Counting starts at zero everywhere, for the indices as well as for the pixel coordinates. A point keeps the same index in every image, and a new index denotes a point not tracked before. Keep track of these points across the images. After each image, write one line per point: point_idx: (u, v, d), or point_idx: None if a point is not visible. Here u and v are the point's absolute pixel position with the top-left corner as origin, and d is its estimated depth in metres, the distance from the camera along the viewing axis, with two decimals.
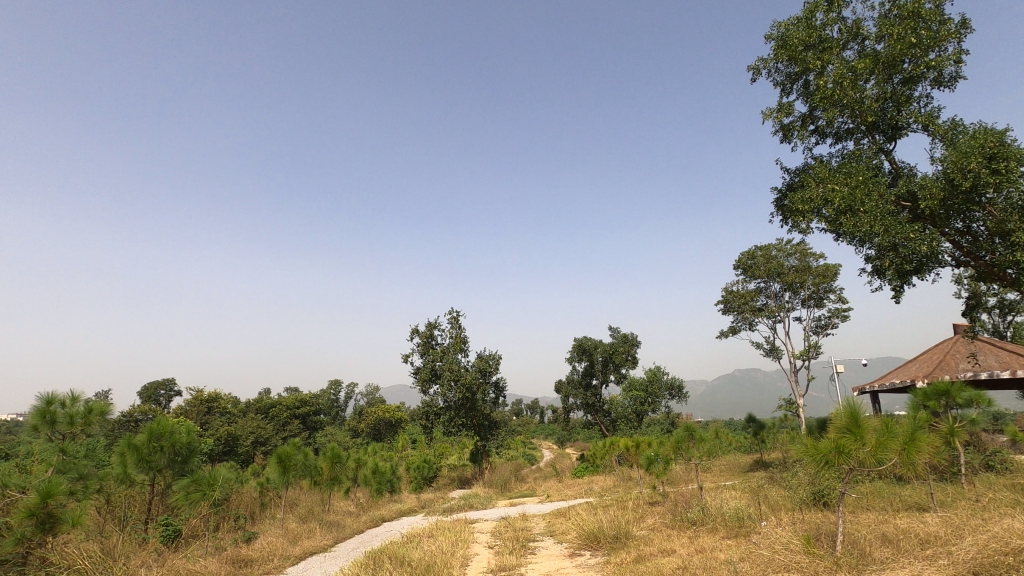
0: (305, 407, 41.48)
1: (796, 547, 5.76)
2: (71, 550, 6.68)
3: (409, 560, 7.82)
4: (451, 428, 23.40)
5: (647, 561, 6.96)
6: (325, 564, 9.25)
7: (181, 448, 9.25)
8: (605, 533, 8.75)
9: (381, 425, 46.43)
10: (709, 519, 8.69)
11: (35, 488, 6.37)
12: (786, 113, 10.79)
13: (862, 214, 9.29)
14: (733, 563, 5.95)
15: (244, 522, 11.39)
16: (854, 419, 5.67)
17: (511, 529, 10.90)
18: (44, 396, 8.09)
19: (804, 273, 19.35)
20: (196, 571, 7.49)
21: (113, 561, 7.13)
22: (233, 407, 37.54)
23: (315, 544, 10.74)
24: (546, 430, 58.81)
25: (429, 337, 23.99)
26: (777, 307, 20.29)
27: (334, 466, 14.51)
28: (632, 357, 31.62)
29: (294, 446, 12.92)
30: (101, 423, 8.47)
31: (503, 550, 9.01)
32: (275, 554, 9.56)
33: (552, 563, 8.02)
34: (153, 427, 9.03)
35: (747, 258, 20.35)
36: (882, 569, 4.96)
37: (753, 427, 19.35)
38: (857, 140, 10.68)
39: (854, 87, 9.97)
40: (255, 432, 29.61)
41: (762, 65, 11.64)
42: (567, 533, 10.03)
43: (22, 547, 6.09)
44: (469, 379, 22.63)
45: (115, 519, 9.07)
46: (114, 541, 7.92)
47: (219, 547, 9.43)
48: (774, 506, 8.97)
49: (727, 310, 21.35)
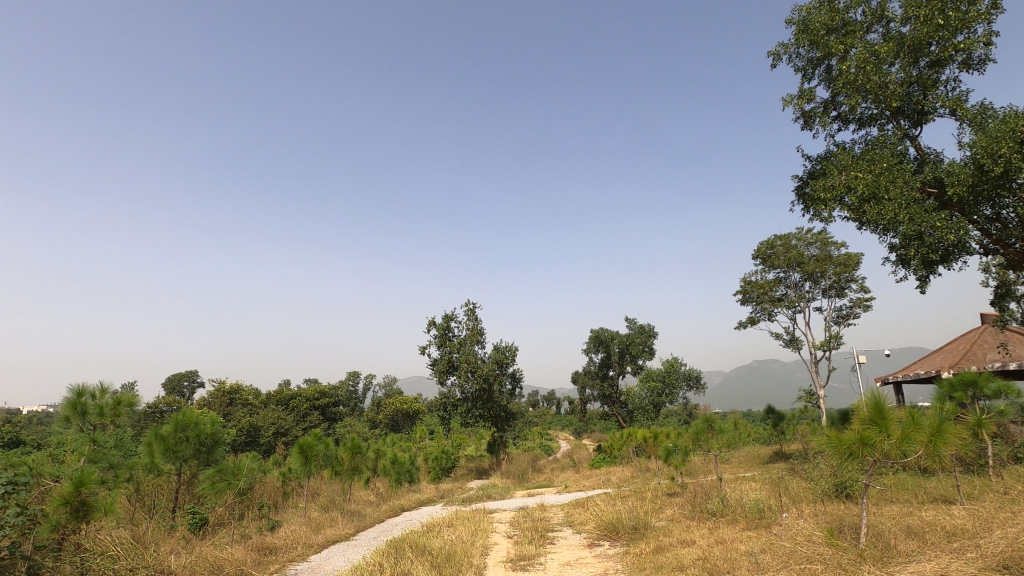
0: (324, 399, 42.00)
1: (819, 539, 5.72)
2: (103, 537, 6.89)
3: (430, 549, 7.92)
4: (469, 418, 23.54)
5: (666, 552, 6.97)
6: (348, 553, 9.41)
7: (206, 438, 9.44)
8: (624, 524, 8.77)
9: (399, 416, 46.93)
10: (729, 511, 8.64)
11: (68, 477, 6.58)
12: (807, 99, 10.57)
13: (886, 202, 9.09)
14: (754, 554, 5.94)
15: (267, 511, 11.63)
16: (879, 411, 5.62)
17: (529, 520, 10.94)
18: (75, 389, 8.33)
19: (825, 262, 19.02)
20: (224, 559, 7.63)
21: (144, 547, 7.32)
22: (255, 399, 38.16)
23: (337, 533, 10.93)
24: (562, 421, 58.77)
25: (446, 328, 24.16)
26: (797, 297, 19.99)
27: (354, 457, 14.71)
28: (648, 348, 31.56)
29: (315, 437, 13.12)
30: (129, 414, 8.71)
31: (522, 540, 9.09)
32: (298, 542, 9.76)
33: (571, 553, 8.07)
34: (178, 418, 9.22)
35: (767, 248, 20.11)
36: (908, 561, 4.91)
37: (772, 418, 19.17)
38: (881, 126, 10.45)
39: (878, 72, 9.74)
40: (276, 423, 30.14)
41: (782, 50, 11.39)
42: (586, 523, 10.06)
43: (58, 533, 6.30)
44: (486, 370, 22.72)
45: (143, 506, 9.32)
46: (144, 529, 8.13)
47: (245, 535, 9.68)
48: (795, 498, 8.93)
49: (746, 300, 21.10)
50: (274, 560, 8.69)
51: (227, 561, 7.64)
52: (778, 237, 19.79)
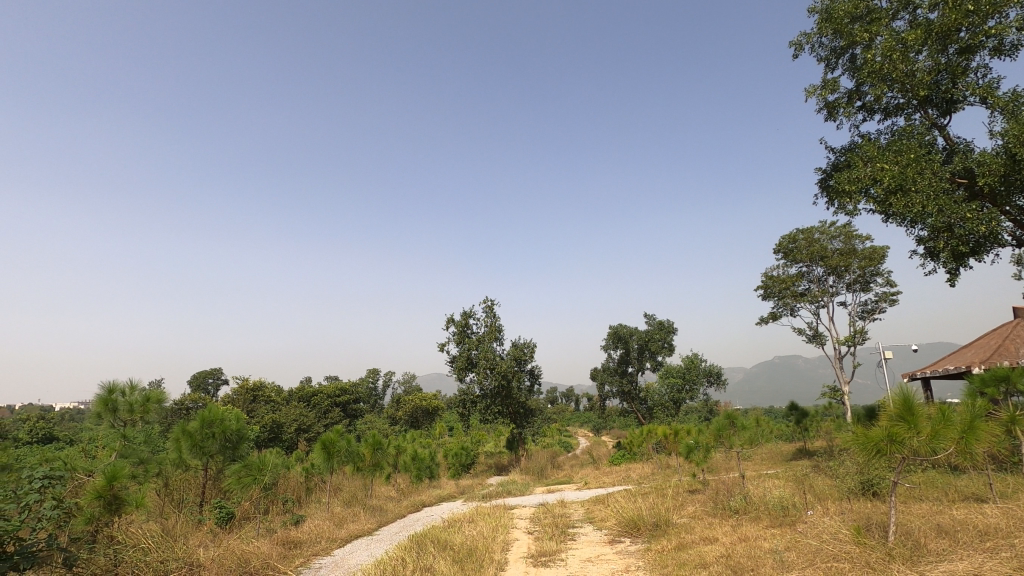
0: (345, 396, 42.42)
1: (846, 537, 5.62)
2: (135, 530, 7.07)
3: (452, 544, 7.98)
4: (488, 415, 23.63)
5: (689, 549, 6.93)
6: (370, 547, 9.54)
7: (231, 434, 9.62)
8: (645, 521, 8.73)
9: (418, 412, 47.21)
10: (752, 509, 8.55)
11: (101, 472, 6.79)
12: (831, 89, 10.36)
13: (913, 193, 8.87)
14: (779, 552, 5.87)
15: (292, 506, 11.83)
16: (907, 407, 5.49)
17: (550, 516, 10.96)
18: (106, 386, 8.57)
19: (849, 256, 18.64)
20: (250, 552, 7.76)
21: (173, 540, 7.49)
22: (277, 395, 38.64)
23: (360, 528, 11.07)
24: (581, 417, 58.55)
25: (464, 325, 24.26)
26: (820, 291, 19.63)
27: (375, 453, 14.88)
28: (668, 344, 31.16)
29: (338, 433, 13.30)
30: (158, 411, 8.92)
31: (542, 536, 9.10)
32: (322, 536, 9.91)
33: (592, 549, 8.06)
34: (204, 415, 9.41)
35: (788, 242, 19.78)
36: (939, 560, 4.81)
37: (795, 415, 18.88)
38: (908, 116, 10.20)
39: (904, 60, 9.49)
40: (298, 419, 30.59)
41: (804, 40, 11.17)
42: (607, 519, 10.04)
43: (92, 526, 6.52)
44: (505, 367, 22.76)
45: (172, 500, 9.56)
46: (173, 523, 8.33)
47: (271, 529, 9.86)
48: (819, 496, 8.79)
49: (768, 296, 20.80)
50: (298, 554, 8.84)
51: (254, 554, 7.79)
52: (800, 231, 19.44)
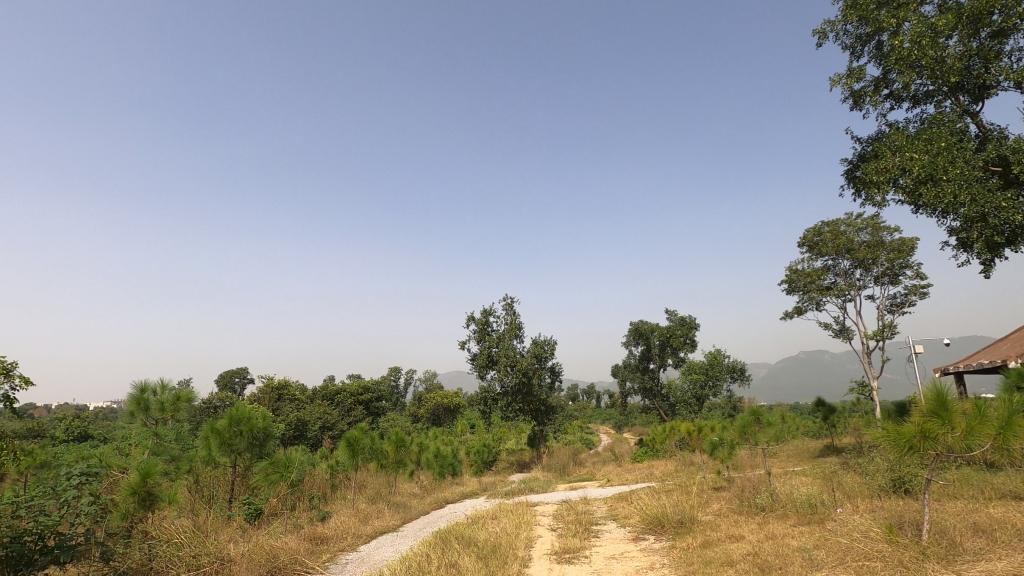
0: (368, 394, 42.88)
1: (878, 535, 5.51)
2: (168, 525, 7.24)
3: (476, 540, 8.03)
4: (509, 412, 23.67)
5: (715, 547, 6.87)
6: (396, 543, 9.67)
7: (258, 432, 9.75)
8: (670, 518, 8.67)
9: (440, 410, 47.50)
10: (779, 506, 8.41)
11: (135, 469, 7.00)
12: (856, 78, 10.11)
13: (944, 183, 8.61)
14: (808, 550, 5.77)
15: (318, 502, 12.02)
16: (941, 402, 5.35)
17: (573, 513, 10.95)
18: (139, 385, 8.82)
19: (877, 248, 18.19)
20: (279, 548, 7.89)
21: (204, 535, 7.66)
22: (302, 394, 39.20)
23: (385, 524, 11.20)
24: (603, 414, 58.27)
25: (485, 323, 24.35)
26: (847, 285, 19.21)
27: (398, 450, 15.03)
28: (690, 340, 30.69)
29: (362, 431, 13.45)
30: (188, 409, 9.12)
31: (566, 533, 9.09)
32: (348, 532, 10.06)
33: (616, 547, 8.03)
34: (232, 413, 9.57)
35: (813, 234, 19.41)
36: (977, 560, 4.67)
37: (822, 411, 18.52)
38: (938, 103, 9.91)
39: (934, 46, 9.22)
40: (322, 417, 31.03)
41: (828, 28, 10.92)
42: (631, 517, 9.99)
43: (128, 521, 6.72)
44: (525, 364, 22.77)
45: (202, 497, 9.79)
46: (204, 519, 8.52)
47: (298, 525, 10.04)
48: (849, 493, 8.63)
49: (792, 290, 20.44)
50: (326, 549, 8.99)
51: (283, 550, 7.93)
52: (825, 224, 19.04)
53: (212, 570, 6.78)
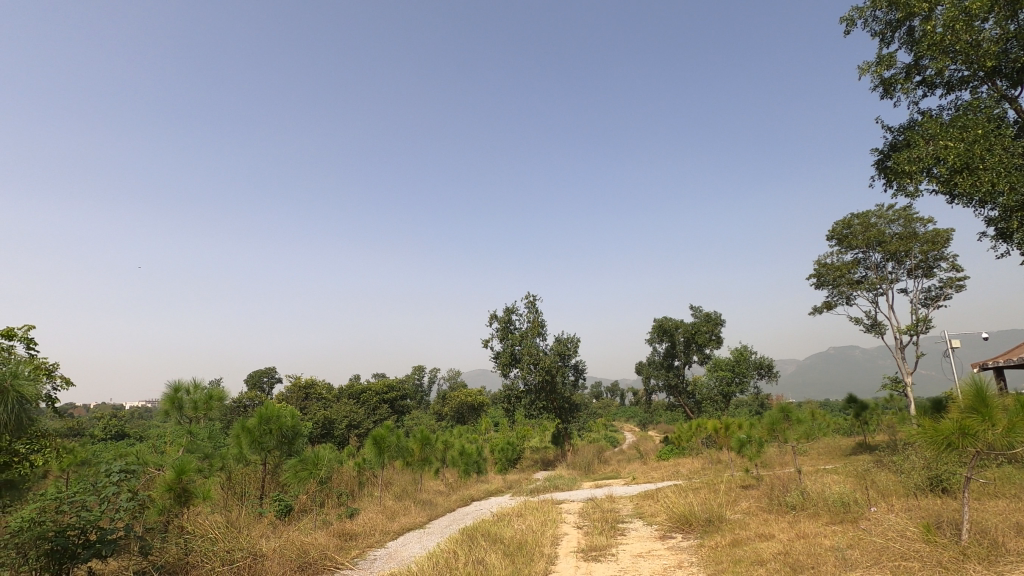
0: (392, 392, 43.37)
1: (915, 535, 5.37)
2: (202, 521, 7.43)
3: (502, 538, 8.05)
4: (533, 410, 23.68)
5: (744, 546, 6.78)
6: (423, 540, 9.76)
7: (287, 430, 9.90)
8: (698, 517, 8.58)
9: (464, 408, 47.80)
10: (811, 505, 8.25)
11: (170, 466, 7.22)
12: (887, 65, 9.83)
13: (981, 172, 8.33)
14: (841, 550, 5.64)
15: (346, 499, 12.21)
16: (980, 398, 5.18)
17: (599, 511, 10.90)
18: (172, 384, 9.07)
19: (910, 241, 17.66)
20: (309, 544, 8.04)
21: (238, 531, 7.85)
22: (329, 393, 39.86)
23: (411, 521, 11.32)
24: (627, 412, 57.88)
25: (508, 321, 24.38)
26: (878, 278, 18.70)
27: (424, 448, 15.18)
28: (716, 337, 30.24)
29: (388, 429, 13.59)
30: (220, 407, 9.38)
31: (592, 530, 9.07)
32: (376, 529, 10.20)
33: (643, 545, 7.98)
34: (262, 411, 9.76)
35: (843, 227, 18.96)
36: (1020, 561, 4.52)
37: (854, 407, 18.09)
38: (974, 89, 9.59)
39: (969, 30, 8.90)
40: (348, 416, 31.53)
41: (857, 15, 10.64)
42: (658, 515, 9.92)
43: (165, 516, 6.93)
44: (548, 362, 22.74)
45: (235, 493, 10.03)
46: (237, 515, 8.74)
47: (327, 521, 10.22)
48: (883, 492, 8.41)
49: (821, 284, 19.99)
50: (354, 545, 9.13)
51: (313, 546, 8.09)
52: (855, 216, 18.55)
53: (246, 565, 6.92)
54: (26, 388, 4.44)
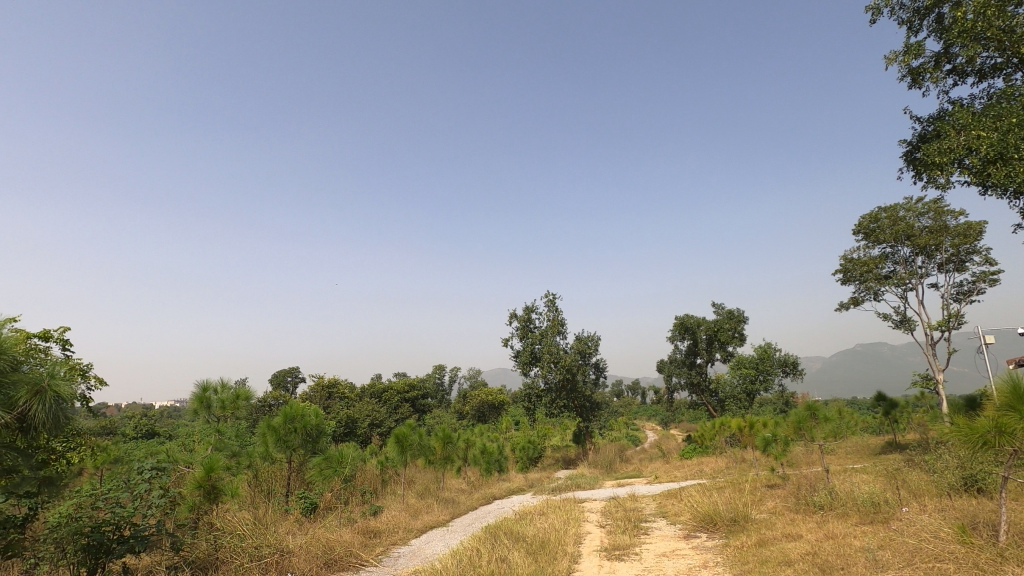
0: (414, 391, 43.72)
1: (950, 535, 5.24)
2: (231, 517, 7.57)
3: (524, 536, 8.07)
4: (554, 409, 23.63)
5: (771, 546, 6.68)
6: (446, 537, 9.82)
7: (312, 429, 10.01)
8: (722, 516, 8.47)
9: (485, 407, 47.95)
10: (840, 505, 8.08)
11: (199, 464, 7.40)
12: (915, 55, 9.57)
13: (1016, 162, 8.05)
14: (872, 551, 5.53)
15: (370, 497, 12.35)
16: (1018, 395, 4.99)
17: (622, 510, 10.84)
18: (201, 384, 9.28)
19: (940, 234, 17.19)
20: (335, 541, 8.16)
21: (265, 527, 7.97)
22: (350, 392, 40.38)
23: (434, 519, 11.40)
24: (649, 410, 57.47)
25: (527, 320, 24.36)
26: (908, 273, 18.23)
27: (446, 446, 15.29)
28: (739, 334, 29.83)
29: (410, 427, 13.67)
30: (246, 407, 9.57)
31: (615, 529, 9.03)
32: (399, 526, 10.30)
33: (667, 544, 7.90)
34: (287, 411, 9.90)
35: (870, 221, 18.54)
36: None
37: (883, 406, 17.67)
38: (1008, 76, 9.27)
39: (1001, 15, 8.61)
40: (371, 415, 31.88)
41: (883, 3, 10.37)
42: (682, 514, 9.82)
43: (195, 513, 7.10)
44: (569, 360, 22.66)
45: (262, 491, 10.20)
46: (265, 512, 8.89)
47: (352, 518, 10.36)
48: (915, 492, 8.20)
49: (847, 279, 19.57)
50: (378, 542, 9.24)
51: (339, 542, 8.22)
52: (883, 209, 18.10)
53: (274, 560, 7.04)
54: (62, 387, 4.56)
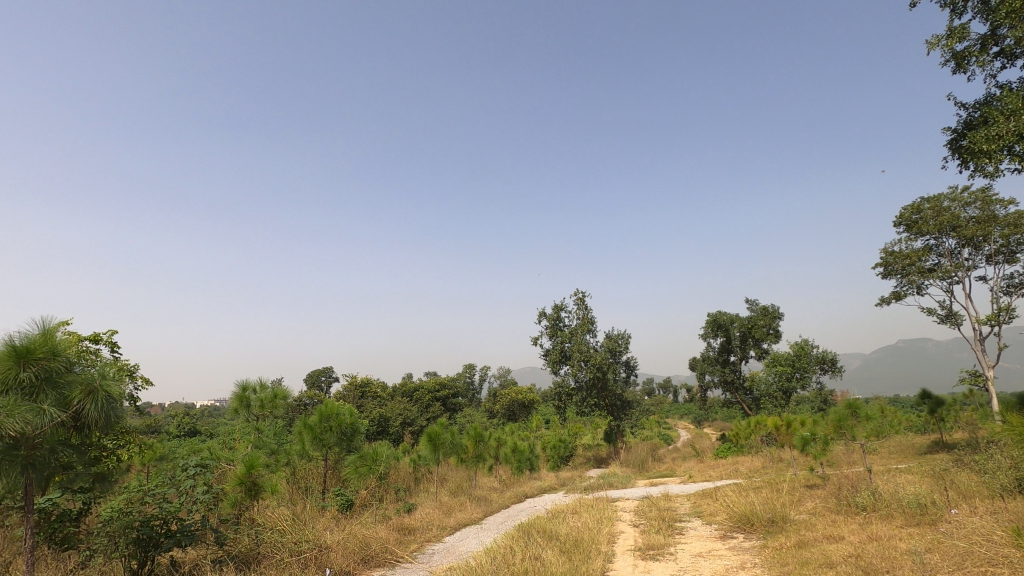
0: (444, 390, 44.09)
1: (1003, 539, 5.03)
2: (270, 513, 7.75)
3: (558, 534, 8.08)
4: (585, 407, 23.50)
5: (811, 548, 6.51)
6: (479, 535, 9.87)
7: (346, 428, 10.17)
8: (759, 516, 8.31)
9: (516, 406, 48.05)
10: (883, 506, 7.82)
11: (240, 462, 7.67)
12: (959, 38, 9.17)
13: None
14: (919, 554, 5.33)
15: (403, 495, 12.53)
16: None
17: (656, 509, 10.71)
18: (241, 384, 9.59)
19: (988, 225, 16.45)
20: (371, 537, 8.31)
21: (303, 524, 8.12)
22: (382, 391, 40.98)
23: (467, 517, 11.51)
24: (682, 409, 56.68)
25: (557, 319, 24.34)
26: (954, 266, 17.50)
27: (477, 445, 15.39)
28: (774, 330, 29.19)
29: (442, 426, 13.80)
30: (283, 405, 9.85)
31: (649, 529, 8.93)
32: (433, 524, 10.42)
33: (703, 544, 7.79)
34: (322, 410, 10.10)
35: (912, 212, 17.90)
36: None
37: (928, 404, 17.00)
38: None
39: None
40: (402, 414, 32.30)
41: None
42: (717, 514, 9.65)
43: (238, 509, 7.32)
44: (599, 359, 22.52)
45: (299, 488, 10.44)
46: (303, 508, 9.11)
47: (387, 515, 10.54)
48: (964, 494, 7.88)
49: (889, 273, 18.92)
50: (413, 539, 9.37)
51: (374, 539, 8.35)
52: (926, 200, 17.43)
53: (313, 555, 7.19)
54: (112, 387, 4.74)
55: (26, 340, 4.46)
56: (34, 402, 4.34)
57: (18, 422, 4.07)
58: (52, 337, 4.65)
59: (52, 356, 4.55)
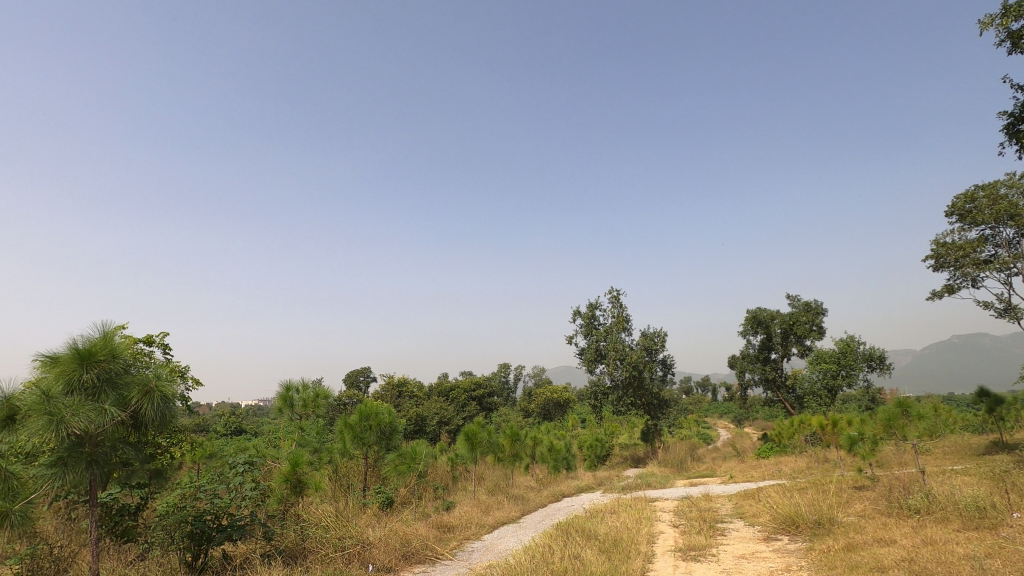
0: (479, 390, 44.36)
1: None
2: (315, 509, 7.98)
3: (596, 534, 8.03)
4: (621, 406, 23.26)
5: (860, 551, 6.31)
6: (517, 534, 9.86)
7: (385, 427, 10.36)
8: (805, 518, 8.10)
9: (551, 405, 47.92)
10: (938, 509, 7.50)
11: (285, 459, 7.93)
12: (1015, 16, 8.70)
13: None
14: (978, 559, 5.10)
15: (441, 492, 12.67)
16: None
17: (696, 510, 10.53)
18: (284, 384, 9.93)
19: None
20: (411, 534, 8.44)
21: (345, 520, 8.31)
22: (419, 390, 41.50)
23: (505, 515, 11.59)
24: (722, 408, 55.39)
25: (591, 318, 24.21)
26: (1012, 256, 16.57)
27: (513, 444, 15.44)
28: (818, 327, 28.25)
29: (479, 425, 13.90)
30: (325, 405, 10.14)
31: (690, 529, 8.80)
32: (471, 522, 10.50)
33: (746, 546, 7.65)
34: (362, 409, 10.31)
35: (965, 201, 17.10)
36: None
37: (986, 403, 16.16)
38: None
39: None
40: (439, 413, 32.67)
41: None
42: (760, 516, 9.43)
43: (283, 504, 7.57)
44: (635, 357, 22.29)
45: (341, 485, 10.68)
46: (345, 505, 9.34)
47: (426, 513, 10.71)
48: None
49: (940, 265, 18.10)
50: (452, 537, 9.47)
51: (413, 536, 8.46)
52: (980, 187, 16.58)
53: (356, 551, 7.37)
54: (167, 387, 4.96)
55: (88, 344, 4.74)
56: (96, 402, 4.60)
57: (82, 420, 4.32)
58: (111, 340, 4.92)
59: (112, 358, 4.80)
